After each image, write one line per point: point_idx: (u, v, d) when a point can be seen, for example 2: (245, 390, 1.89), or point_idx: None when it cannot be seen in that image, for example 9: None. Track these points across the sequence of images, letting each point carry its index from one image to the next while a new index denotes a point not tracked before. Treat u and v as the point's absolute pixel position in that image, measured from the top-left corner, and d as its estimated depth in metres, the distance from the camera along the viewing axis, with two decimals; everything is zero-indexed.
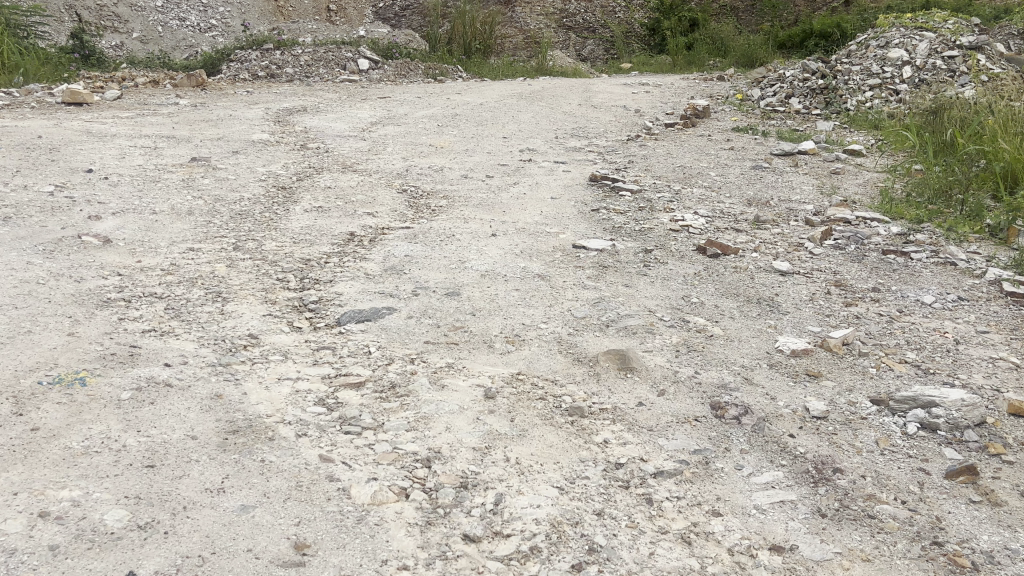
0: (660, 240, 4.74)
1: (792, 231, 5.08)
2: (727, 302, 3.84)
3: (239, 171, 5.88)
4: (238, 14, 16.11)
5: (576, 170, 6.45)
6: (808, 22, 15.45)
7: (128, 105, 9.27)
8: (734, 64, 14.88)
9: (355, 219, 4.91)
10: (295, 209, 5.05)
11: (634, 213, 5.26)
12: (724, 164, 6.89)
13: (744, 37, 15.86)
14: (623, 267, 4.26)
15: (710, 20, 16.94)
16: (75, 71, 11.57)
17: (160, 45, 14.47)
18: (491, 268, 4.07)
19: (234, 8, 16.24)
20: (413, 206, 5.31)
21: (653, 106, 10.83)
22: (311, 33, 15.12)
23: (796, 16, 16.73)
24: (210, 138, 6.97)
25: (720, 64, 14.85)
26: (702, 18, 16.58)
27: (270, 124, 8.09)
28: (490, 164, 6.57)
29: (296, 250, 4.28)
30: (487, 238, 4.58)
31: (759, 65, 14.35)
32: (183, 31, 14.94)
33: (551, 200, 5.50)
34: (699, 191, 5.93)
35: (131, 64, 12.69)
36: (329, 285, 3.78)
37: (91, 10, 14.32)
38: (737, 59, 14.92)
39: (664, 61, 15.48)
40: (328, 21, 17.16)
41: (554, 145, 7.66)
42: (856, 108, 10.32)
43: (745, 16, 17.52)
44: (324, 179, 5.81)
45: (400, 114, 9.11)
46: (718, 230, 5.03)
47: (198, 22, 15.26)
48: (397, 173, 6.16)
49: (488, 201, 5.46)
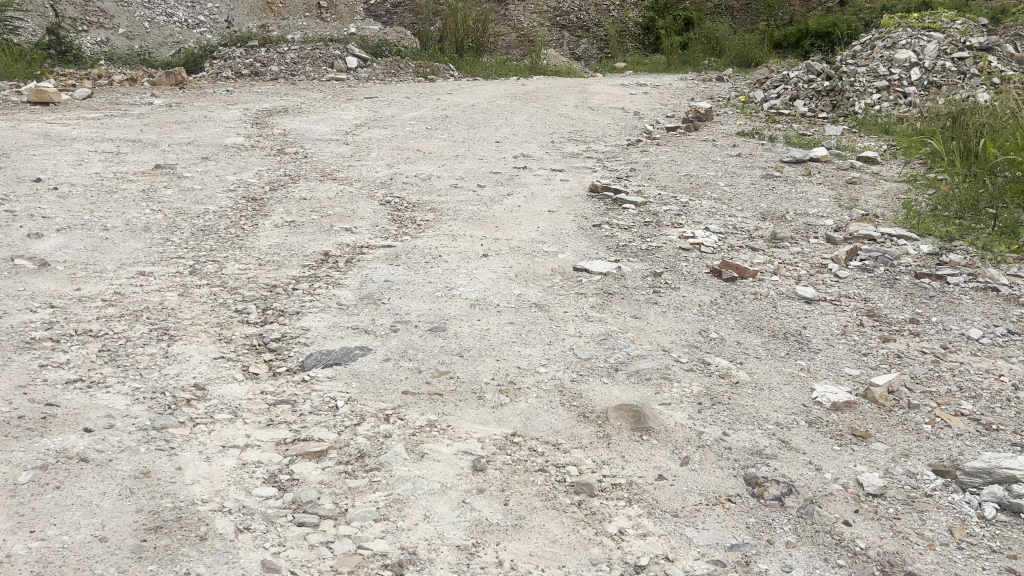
0: (669, 261, 4.27)
1: (813, 251, 4.62)
2: (750, 338, 3.37)
3: (207, 180, 5.40)
4: (224, 9, 15.58)
5: (575, 179, 5.99)
6: (805, 22, 15.01)
7: (99, 105, 8.78)
8: (730, 63, 14.45)
9: (332, 235, 4.44)
10: (264, 224, 4.57)
11: (638, 229, 4.79)
12: (733, 172, 6.43)
13: (739, 37, 15.42)
14: (630, 294, 3.78)
15: (705, 19, 16.48)
16: (49, 68, 11.05)
17: (143, 41, 13.96)
18: (481, 296, 3.59)
19: (222, 4, 15.63)
20: (396, 220, 4.83)
21: (653, 107, 10.37)
22: (299, 30, 14.59)
23: (793, 15, 16.27)
24: (180, 142, 6.48)
25: (715, 64, 14.45)
26: (697, 17, 16.13)
27: (247, 127, 7.60)
28: (481, 172, 6.11)
29: (263, 274, 3.80)
30: (477, 259, 4.11)
31: (756, 66, 14.08)
32: (166, 26, 14.42)
33: (548, 213, 5.03)
34: (709, 203, 5.47)
35: (110, 61, 12.16)
36: (296, 319, 3.30)
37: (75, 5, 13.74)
38: (733, 60, 14.53)
39: (660, 61, 14.99)
40: (317, 18, 16.64)
41: (550, 150, 7.19)
42: (863, 111, 9.87)
43: (740, 15, 17.07)
44: (300, 189, 5.33)
45: (386, 116, 8.63)
46: (731, 250, 4.57)
47: (183, 18, 14.74)
48: (380, 181, 5.68)
49: (479, 214, 4.99)
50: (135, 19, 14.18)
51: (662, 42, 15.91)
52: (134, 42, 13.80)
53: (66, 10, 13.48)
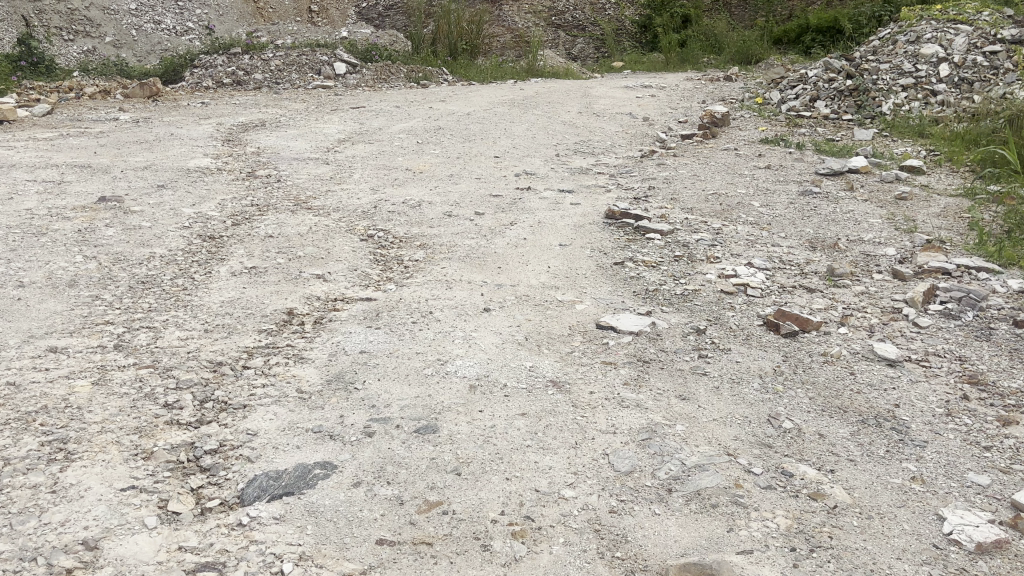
0: (712, 312, 3.50)
1: (880, 291, 3.85)
2: (833, 429, 2.60)
3: (161, 214, 4.63)
4: (213, 15, 14.75)
5: (587, 202, 5.21)
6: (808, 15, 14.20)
7: (60, 123, 8.01)
8: (730, 61, 13.69)
9: (299, 286, 3.65)
10: (219, 274, 3.79)
11: (668, 267, 4.02)
12: (765, 189, 5.65)
13: (739, 33, 14.64)
14: (670, 362, 3.00)
15: (704, 16, 15.69)
16: (16, 81, 10.25)
17: (129, 50, 13.13)
18: (485, 374, 2.81)
19: (211, 10, 14.79)
20: (379, 262, 4.06)
21: (663, 112, 9.59)
22: (290, 35, 13.80)
23: (795, 9, 15.44)
24: (137, 166, 5.70)
25: (715, 61, 13.74)
26: (695, 14, 15.35)
27: (217, 145, 6.82)
28: (480, 195, 5.34)
29: (208, 345, 3.02)
30: (477, 316, 3.32)
31: (758, 62, 13.36)
32: (153, 34, 13.59)
33: (560, 248, 4.26)
34: (745, 229, 4.70)
35: (85, 72, 11.37)
36: (241, 417, 2.52)
37: (61, 14, 12.89)
38: (732, 57, 13.79)
39: (657, 59, 14.24)
40: (308, 22, 15.86)
41: (556, 165, 6.43)
42: (892, 113, 9.07)
43: (739, 11, 16.25)
44: (267, 223, 4.56)
45: (374, 128, 7.86)
46: (782, 293, 3.80)
47: (171, 25, 13.94)
48: (362, 210, 4.90)
49: (479, 251, 4.22)
50: (121, 27, 13.35)
51: (660, 40, 15.11)
52: (121, 52, 12.99)
53: (49, 19, 12.66)
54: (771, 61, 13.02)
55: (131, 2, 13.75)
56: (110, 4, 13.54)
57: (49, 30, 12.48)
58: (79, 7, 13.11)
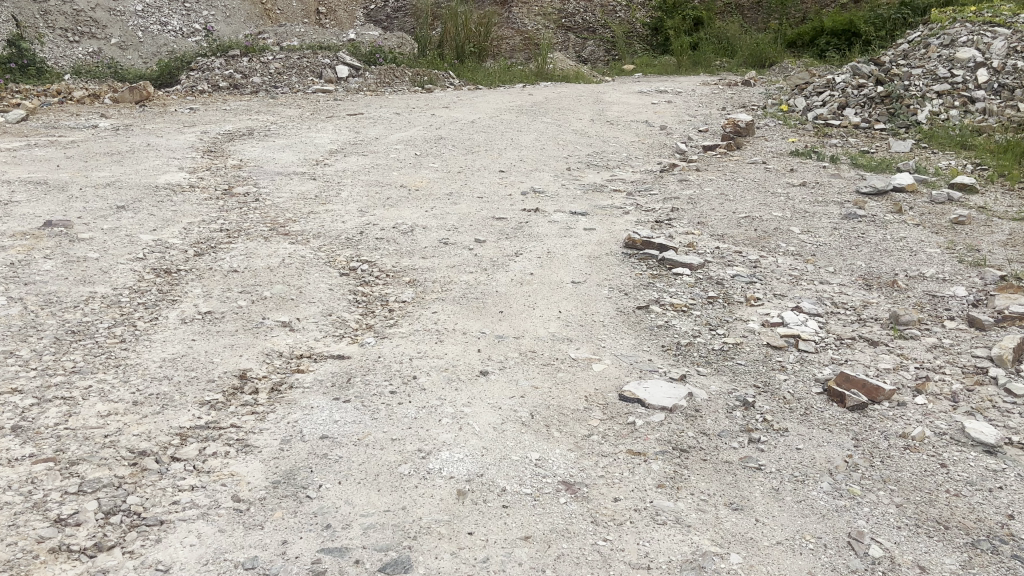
0: (758, 376, 2.88)
1: (957, 344, 3.21)
2: (934, 558, 1.98)
3: (116, 242, 4.03)
4: (220, 16, 14.07)
5: (603, 226, 4.60)
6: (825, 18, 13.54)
7: (34, 131, 7.44)
8: (742, 65, 13.10)
9: (259, 339, 3.05)
10: (165, 320, 3.19)
11: (701, 312, 3.40)
12: (803, 211, 5.02)
13: (753, 37, 14.01)
14: (713, 451, 2.38)
15: (716, 19, 15.05)
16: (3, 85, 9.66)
17: (134, 52, 12.51)
18: (477, 471, 2.19)
19: (219, 12, 14.08)
20: (360, 303, 3.45)
21: (681, 120, 8.95)
22: (297, 37, 13.19)
23: (811, 12, 14.69)
24: (100, 182, 5.11)
25: (727, 65, 13.14)
26: (708, 16, 14.71)
27: (196, 157, 6.23)
28: (482, 218, 4.73)
29: (131, 424, 2.41)
30: (472, 381, 2.70)
31: (770, 65, 12.79)
32: (161, 36, 12.98)
33: (573, 286, 3.64)
34: (785, 261, 4.07)
35: (77, 74, 10.77)
36: (152, 540, 1.92)
37: (67, 15, 12.25)
38: (745, 60, 13.25)
39: (669, 62, 13.61)
40: (316, 24, 15.26)
41: (568, 182, 5.82)
42: (929, 122, 8.38)
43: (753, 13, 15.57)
44: (234, 253, 3.96)
45: (369, 137, 7.27)
46: (840, 348, 3.17)
47: (178, 26, 13.32)
48: (345, 237, 4.30)
49: (477, 289, 3.61)
50: (126, 29, 12.70)
51: (671, 43, 14.49)
52: (127, 55, 12.36)
53: (54, 21, 12.00)
54: (787, 66, 12.35)
55: (135, 3, 13.12)
56: (115, 5, 12.92)
57: (53, 33, 11.83)
58: (85, 9, 12.47)
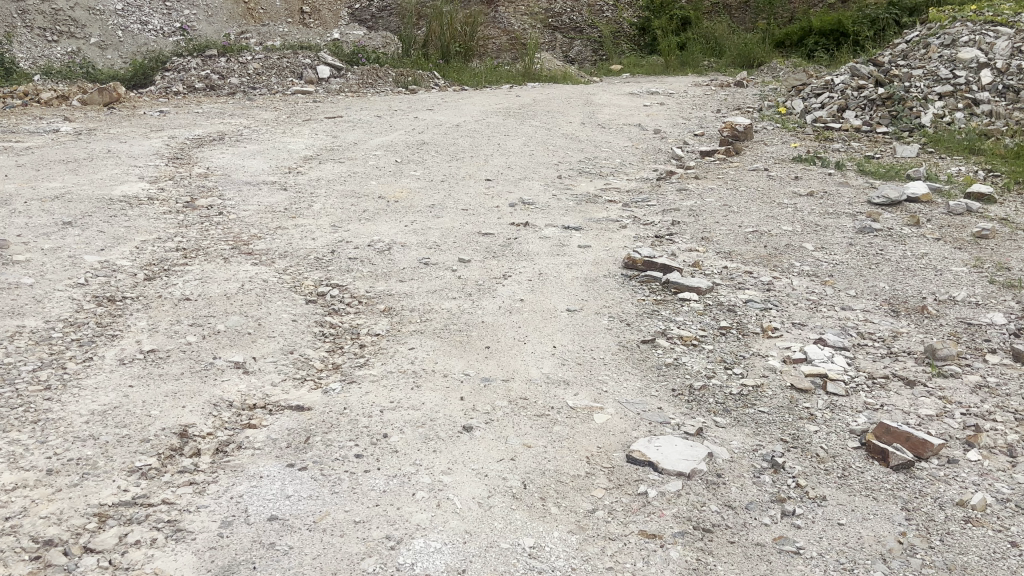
0: (785, 428, 2.50)
1: (1004, 384, 2.82)
2: None
3: (57, 265, 3.60)
4: (202, 16, 13.51)
5: (598, 242, 4.21)
6: (814, 17, 13.21)
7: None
8: (731, 65, 12.75)
9: (207, 385, 2.63)
10: (99, 361, 2.77)
11: (714, 346, 3.01)
12: (814, 225, 4.65)
13: (742, 36, 13.66)
14: (742, 530, 1.99)
15: (704, 19, 14.70)
16: None
17: (115, 52, 11.95)
18: (458, 567, 1.80)
19: (200, 11, 13.54)
20: (326, 338, 3.04)
21: (675, 123, 8.57)
22: (280, 37, 12.71)
23: (800, 12, 14.36)
24: (50, 195, 4.67)
25: (715, 65, 12.80)
26: (695, 15, 14.36)
27: (160, 165, 5.80)
28: (467, 233, 4.32)
29: (40, 502, 2.00)
30: (453, 438, 2.29)
31: (759, 66, 12.46)
32: (142, 35, 12.42)
33: (568, 314, 3.25)
34: (800, 284, 3.70)
35: (46, 74, 10.24)
36: None
37: (46, 14, 11.69)
38: (733, 61, 12.91)
39: (657, 62, 13.26)
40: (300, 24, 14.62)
41: (559, 191, 5.43)
42: (933, 125, 8.04)
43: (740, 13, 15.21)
44: (189, 276, 3.54)
45: (347, 142, 6.86)
46: (874, 389, 2.78)
47: (159, 25, 12.80)
48: (315, 256, 3.89)
49: (461, 319, 3.21)
50: (106, 28, 12.14)
51: (658, 43, 14.12)
52: (106, 54, 11.81)
53: (32, 20, 11.45)
54: (777, 65, 12.00)
55: (115, 2, 12.56)
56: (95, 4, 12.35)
57: (29, 32, 11.29)
58: (63, 7, 11.90)
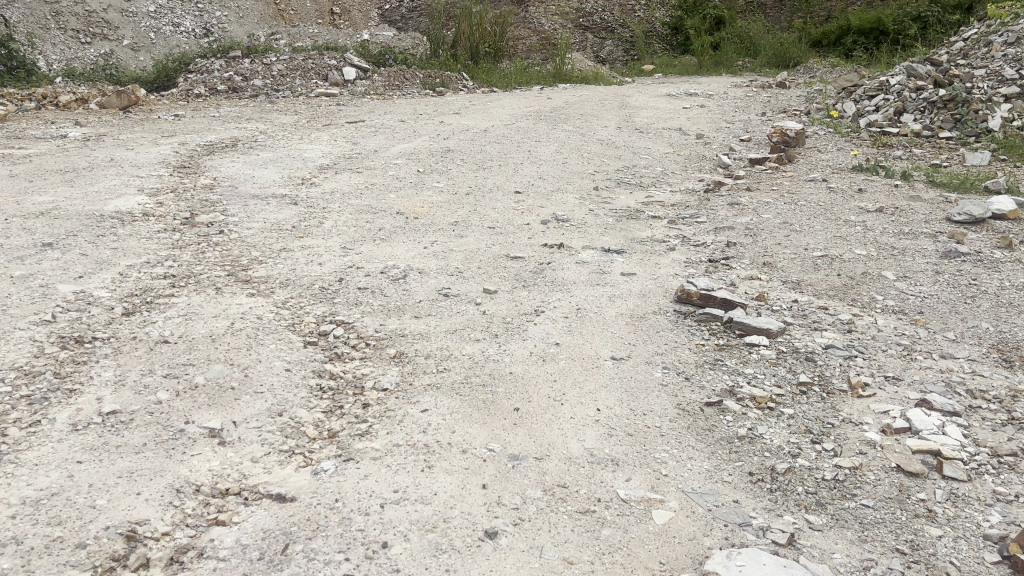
0: (899, 531, 1.96)
1: None
2: None
3: (25, 296, 3.12)
4: (233, 17, 13.06)
5: (646, 269, 3.67)
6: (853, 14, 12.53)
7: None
8: (765, 65, 12.13)
9: (170, 461, 2.14)
10: (47, 426, 2.28)
11: (794, 411, 2.47)
12: (890, 248, 4.07)
13: (778, 35, 13.03)
14: None
15: (739, 17, 14.06)
16: None
17: (148, 54, 11.53)
18: None
19: (231, 12, 13.06)
20: (324, 394, 2.53)
21: (718, 128, 7.99)
22: (308, 38, 12.29)
23: (837, 10, 13.65)
24: (38, 212, 4.21)
25: (749, 65, 12.18)
26: (730, 14, 13.74)
27: (165, 175, 5.35)
28: (494, 257, 3.81)
29: None
30: (472, 551, 1.79)
31: (796, 66, 11.81)
32: (174, 38, 11.96)
33: (615, 363, 2.72)
34: (887, 324, 3.14)
35: (67, 76, 9.88)
36: None
37: (76, 15, 11.34)
38: (769, 60, 12.27)
39: (690, 62, 12.67)
40: (332, 25, 14.06)
41: (597, 206, 4.90)
42: (1002, 130, 7.33)
43: (775, 11, 14.52)
44: (173, 311, 3.06)
45: (367, 149, 6.37)
46: (1002, 472, 2.22)
47: (191, 27, 12.27)
48: (320, 286, 3.39)
49: (485, 367, 2.68)
50: (138, 30, 11.75)
51: (692, 43, 13.52)
52: (138, 56, 11.43)
53: (65, 21, 11.16)
54: (814, 65, 11.37)
55: (147, 3, 12.11)
56: (128, 6, 11.94)
57: (62, 33, 11.00)
58: (96, 9, 11.56)
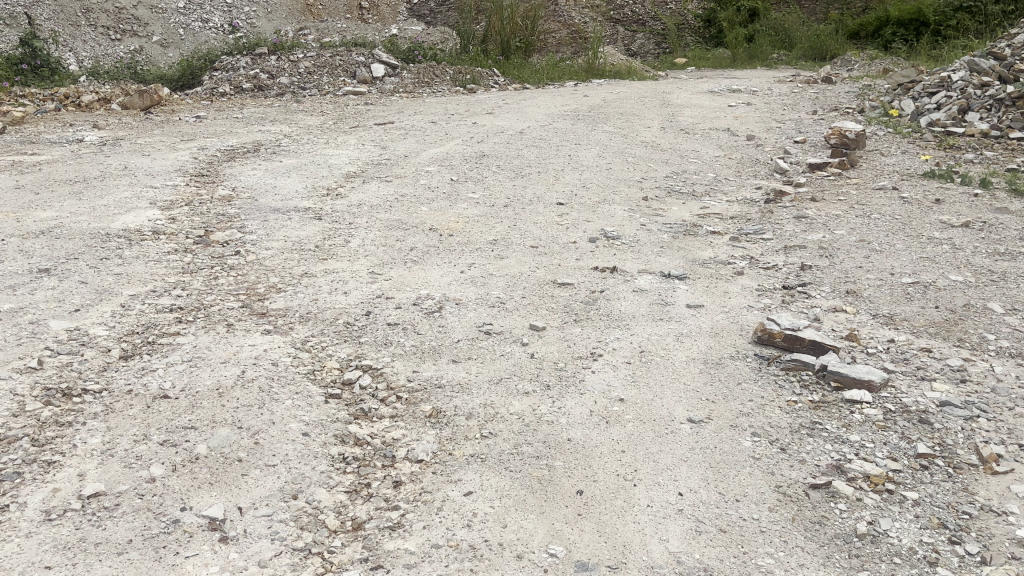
0: None
1: None
2: None
3: (11, 336, 2.75)
4: (262, 12, 12.72)
5: (714, 299, 3.22)
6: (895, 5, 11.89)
7: (18, 149, 6.27)
8: (801, 58, 11.54)
9: (159, 566, 1.75)
10: (15, 514, 1.90)
11: (919, 496, 2.02)
12: (989, 272, 3.58)
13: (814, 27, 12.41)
14: None
15: (774, 8, 13.47)
16: (9, 89, 8.49)
17: (177, 50, 11.20)
18: None
19: (259, 8, 12.70)
20: (347, 468, 2.13)
21: (768, 127, 7.48)
22: (337, 34, 11.90)
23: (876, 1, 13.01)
24: (41, 230, 3.85)
25: (785, 57, 11.61)
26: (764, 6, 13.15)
27: (180, 185, 4.97)
28: (540, 284, 3.37)
29: None
30: None
31: (833, 58, 11.22)
32: (202, 34, 11.58)
33: (692, 426, 2.28)
34: (1008, 372, 2.66)
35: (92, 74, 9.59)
36: None
37: (107, 12, 11.07)
38: (804, 52, 11.68)
39: (723, 54, 12.12)
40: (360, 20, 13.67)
41: (649, 219, 4.45)
42: None
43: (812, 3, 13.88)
44: (177, 356, 2.66)
45: (397, 154, 5.97)
46: None
47: (220, 23, 11.90)
48: (345, 321, 2.99)
49: (539, 431, 2.26)
50: (168, 26, 11.45)
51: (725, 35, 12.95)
52: (168, 52, 11.13)
53: (95, 18, 10.89)
54: (852, 58, 10.77)
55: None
56: (157, 2, 11.65)
57: (92, 30, 10.73)
58: (126, 5, 11.27)
